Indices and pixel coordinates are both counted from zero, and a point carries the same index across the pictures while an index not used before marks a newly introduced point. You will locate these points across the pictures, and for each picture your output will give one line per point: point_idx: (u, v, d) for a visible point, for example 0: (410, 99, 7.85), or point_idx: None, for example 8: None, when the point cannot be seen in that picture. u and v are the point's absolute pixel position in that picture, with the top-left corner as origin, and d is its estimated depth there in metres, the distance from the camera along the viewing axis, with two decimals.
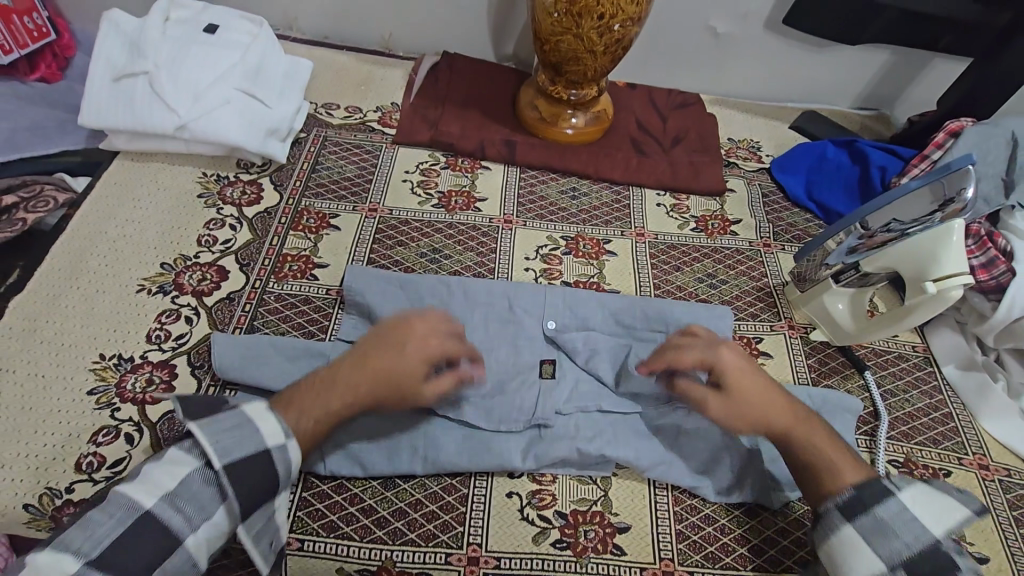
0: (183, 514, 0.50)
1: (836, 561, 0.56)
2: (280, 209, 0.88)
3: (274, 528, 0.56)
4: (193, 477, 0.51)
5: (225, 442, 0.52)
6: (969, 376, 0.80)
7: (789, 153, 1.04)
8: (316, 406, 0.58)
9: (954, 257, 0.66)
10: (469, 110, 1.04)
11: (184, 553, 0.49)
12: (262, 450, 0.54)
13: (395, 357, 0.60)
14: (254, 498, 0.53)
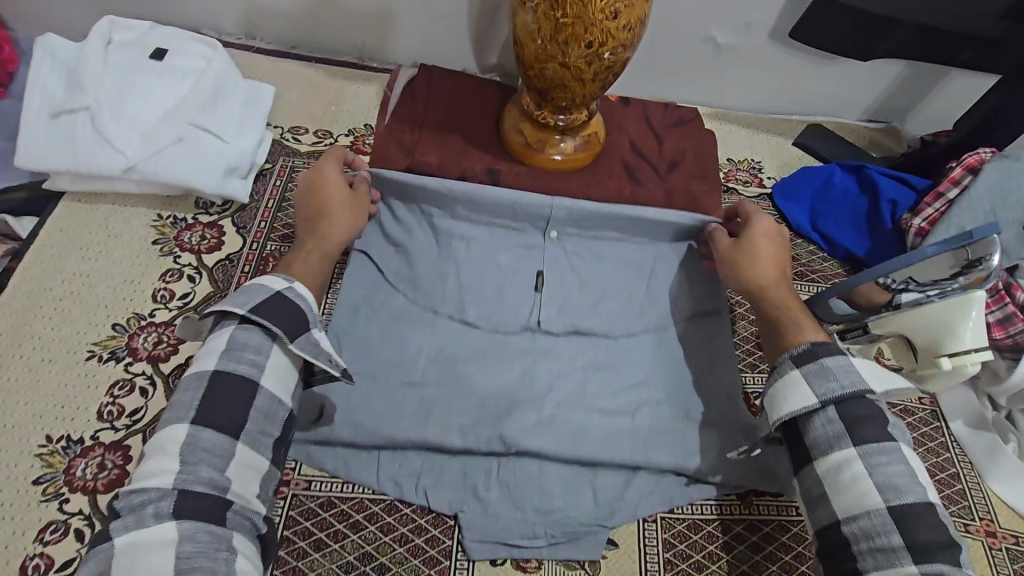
0: (246, 363, 0.56)
1: (779, 398, 0.60)
2: (242, 256, 0.81)
3: (326, 351, 0.61)
4: (239, 334, 0.57)
5: (239, 297, 0.58)
6: (979, 436, 0.76)
7: (792, 177, 0.97)
8: (301, 259, 0.69)
9: (974, 333, 0.62)
10: (448, 134, 0.96)
11: (266, 394, 0.57)
12: (272, 292, 0.59)
13: (342, 195, 0.73)
14: (289, 325, 0.58)
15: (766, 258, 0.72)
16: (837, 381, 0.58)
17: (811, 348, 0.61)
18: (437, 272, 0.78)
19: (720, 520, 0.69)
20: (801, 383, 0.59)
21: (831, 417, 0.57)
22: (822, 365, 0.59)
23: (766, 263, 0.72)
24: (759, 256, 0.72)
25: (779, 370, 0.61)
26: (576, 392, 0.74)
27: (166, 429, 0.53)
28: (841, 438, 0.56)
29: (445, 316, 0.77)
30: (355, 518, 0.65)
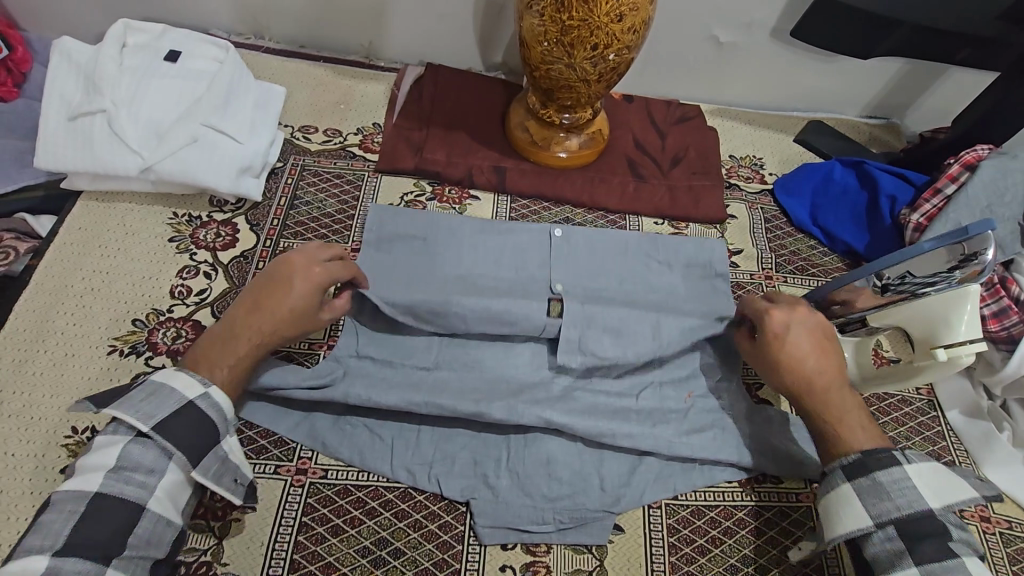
0: (135, 485, 0.55)
1: (832, 515, 0.60)
2: (256, 253, 0.84)
3: (232, 467, 0.62)
4: (131, 451, 0.56)
5: (144, 410, 0.57)
6: (973, 424, 0.78)
7: (793, 174, 0.99)
8: (228, 354, 0.63)
9: (969, 326, 0.64)
10: (456, 131, 0.98)
11: (153, 516, 0.56)
12: (185, 403, 0.58)
13: (287, 293, 0.65)
14: (194, 445, 0.58)
15: (817, 350, 0.67)
16: (890, 499, 0.58)
17: (862, 457, 0.61)
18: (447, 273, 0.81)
19: (723, 506, 0.72)
20: (853, 498, 0.59)
21: (889, 533, 0.57)
22: (875, 479, 0.59)
23: (820, 358, 0.67)
24: (811, 349, 0.67)
25: (831, 482, 0.62)
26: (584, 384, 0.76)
27: (20, 557, 0.50)
28: (899, 557, 0.56)
29: None
30: (372, 505, 0.68)
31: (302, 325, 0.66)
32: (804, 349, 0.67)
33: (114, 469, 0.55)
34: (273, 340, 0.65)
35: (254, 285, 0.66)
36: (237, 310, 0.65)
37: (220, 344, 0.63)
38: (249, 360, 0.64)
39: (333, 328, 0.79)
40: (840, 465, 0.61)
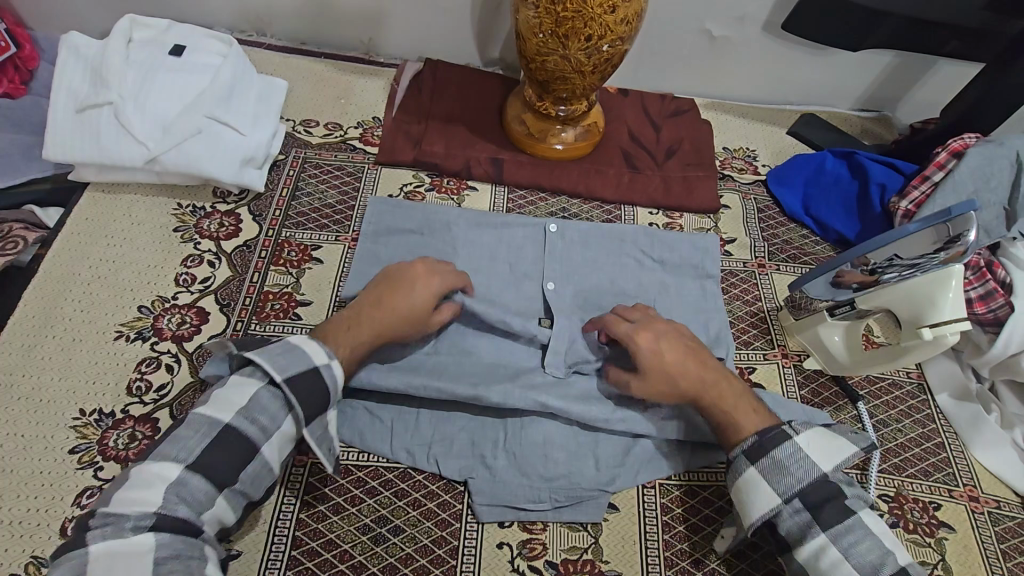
0: (257, 427, 0.59)
1: (745, 496, 0.63)
2: (259, 242, 0.85)
3: (328, 437, 0.65)
4: (261, 396, 0.60)
5: (280, 362, 0.61)
6: (962, 407, 0.79)
7: (786, 164, 1.01)
8: (349, 336, 0.67)
9: (954, 305, 0.66)
10: (454, 125, 0.99)
11: (262, 460, 0.59)
12: (311, 366, 0.62)
13: (408, 293, 0.70)
14: (309, 404, 0.62)
15: (682, 362, 0.68)
16: (790, 473, 0.61)
17: (759, 438, 0.64)
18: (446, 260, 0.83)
19: (715, 486, 0.73)
20: (760, 480, 0.62)
21: (797, 506, 0.60)
22: (774, 457, 0.62)
23: (687, 366, 0.68)
24: (675, 362, 0.68)
25: (737, 467, 0.64)
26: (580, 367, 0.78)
27: (157, 461, 0.55)
28: (808, 526, 0.59)
29: None
30: (372, 484, 0.69)
31: (416, 325, 0.70)
32: (675, 365, 0.68)
33: (245, 409, 0.59)
34: (390, 332, 0.69)
35: (382, 283, 0.72)
36: (365, 302, 0.70)
37: (345, 328, 0.67)
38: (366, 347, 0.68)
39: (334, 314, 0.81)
40: (743, 453, 0.64)
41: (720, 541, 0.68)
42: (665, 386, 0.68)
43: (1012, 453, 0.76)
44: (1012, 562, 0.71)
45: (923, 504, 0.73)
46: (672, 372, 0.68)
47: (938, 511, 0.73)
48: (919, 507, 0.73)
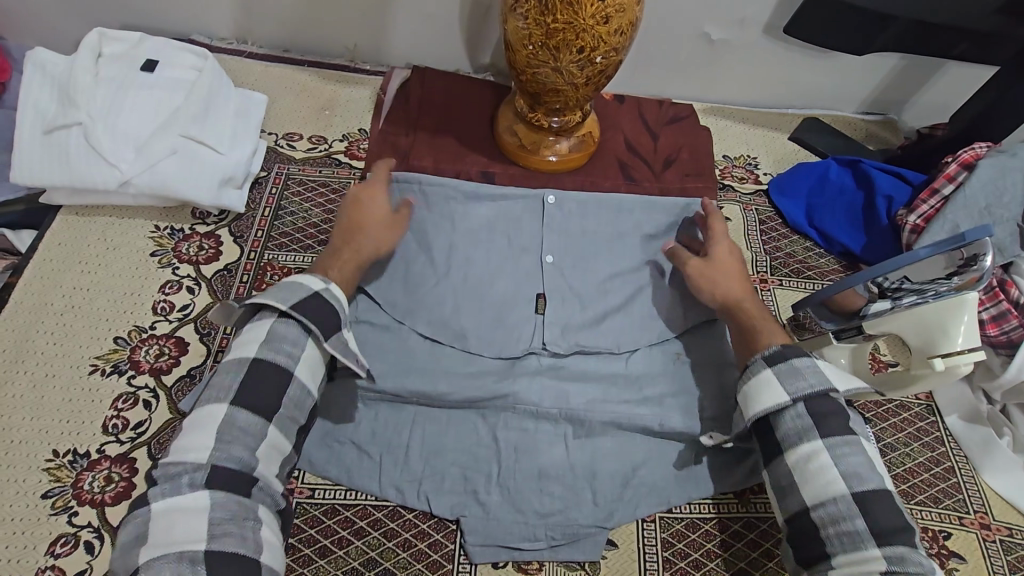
0: (284, 355, 0.58)
1: (752, 398, 0.63)
2: (240, 265, 0.82)
3: (355, 353, 0.63)
4: (277, 326, 0.59)
5: (283, 294, 0.60)
6: (973, 430, 0.77)
7: (788, 173, 0.97)
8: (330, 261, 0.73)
9: (966, 333, 0.63)
10: (444, 137, 0.96)
11: (298, 385, 0.59)
12: (312, 295, 0.61)
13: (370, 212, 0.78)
14: (326, 326, 0.61)
15: (724, 274, 0.77)
16: (804, 379, 0.61)
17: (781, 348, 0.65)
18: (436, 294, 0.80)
19: (716, 518, 0.71)
20: (770, 378, 0.62)
21: (800, 412, 0.60)
22: (792, 364, 0.62)
23: (731, 281, 0.77)
24: (711, 271, 0.77)
25: (752, 370, 0.64)
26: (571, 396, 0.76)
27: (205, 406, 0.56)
28: (808, 431, 0.59)
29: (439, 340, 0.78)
30: (359, 525, 0.66)
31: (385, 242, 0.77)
32: (720, 265, 0.78)
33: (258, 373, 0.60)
34: (371, 243, 0.75)
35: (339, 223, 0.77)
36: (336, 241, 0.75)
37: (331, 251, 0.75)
38: (355, 261, 0.74)
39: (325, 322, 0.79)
40: (759, 356, 0.65)
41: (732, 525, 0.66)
42: (706, 288, 0.76)
43: None
44: None
45: (933, 534, 0.71)
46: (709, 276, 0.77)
47: (949, 541, 0.70)
48: (929, 537, 0.71)
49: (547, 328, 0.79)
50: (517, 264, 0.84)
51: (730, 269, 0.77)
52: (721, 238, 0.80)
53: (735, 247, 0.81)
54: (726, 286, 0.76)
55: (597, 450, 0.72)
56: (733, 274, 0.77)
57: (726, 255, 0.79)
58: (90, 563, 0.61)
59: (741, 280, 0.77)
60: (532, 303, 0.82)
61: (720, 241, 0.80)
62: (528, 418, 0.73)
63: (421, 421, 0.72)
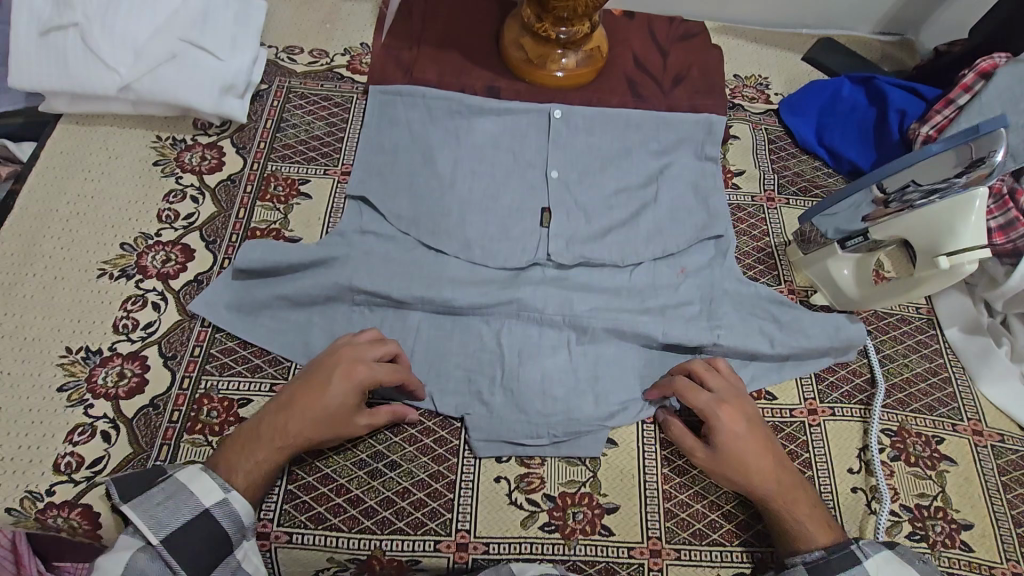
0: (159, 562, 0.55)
1: None
2: (244, 176, 0.82)
3: None
4: (140, 557, 0.55)
5: (162, 517, 0.56)
6: (972, 341, 0.77)
7: (800, 92, 0.95)
8: (274, 426, 0.60)
9: (974, 231, 0.63)
10: (448, 51, 0.93)
11: None
12: (200, 511, 0.57)
13: (321, 394, 0.61)
14: (207, 556, 0.57)
15: (746, 456, 0.63)
16: None
17: (826, 553, 0.61)
18: (441, 208, 0.80)
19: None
20: None
21: None
22: None
23: (759, 466, 0.63)
24: (718, 468, 0.64)
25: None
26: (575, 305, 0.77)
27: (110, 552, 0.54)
28: None
29: (442, 251, 0.78)
30: None
31: (339, 424, 0.61)
32: (745, 458, 0.63)
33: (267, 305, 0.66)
34: (335, 422, 0.61)
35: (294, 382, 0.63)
36: (271, 415, 0.61)
37: (257, 439, 0.60)
38: (287, 444, 0.60)
39: (327, 228, 0.80)
40: (803, 564, 0.61)
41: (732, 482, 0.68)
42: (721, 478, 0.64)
43: (1019, 386, 0.75)
44: (1012, 493, 0.71)
45: (925, 438, 0.73)
46: (721, 472, 0.64)
47: (941, 445, 0.72)
48: (921, 441, 0.72)
49: (552, 240, 0.79)
50: (522, 178, 0.84)
51: (753, 457, 0.63)
52: (715, 416, 0.65)
53: (740, 392, 0.67)
54: (766, 465, 0.63)
55: (599, 356, 0.73)
56: (759, 462, 0.63)
57: (738, 433, 0.64)
58: (108, 451, 0.63)
59: (772, 466, 0.63)
60: (536, 216, 0.81)
61: (712, 403, 0.66)
62: (532, 325, 0.74)
63: (426, 326, 0.73)
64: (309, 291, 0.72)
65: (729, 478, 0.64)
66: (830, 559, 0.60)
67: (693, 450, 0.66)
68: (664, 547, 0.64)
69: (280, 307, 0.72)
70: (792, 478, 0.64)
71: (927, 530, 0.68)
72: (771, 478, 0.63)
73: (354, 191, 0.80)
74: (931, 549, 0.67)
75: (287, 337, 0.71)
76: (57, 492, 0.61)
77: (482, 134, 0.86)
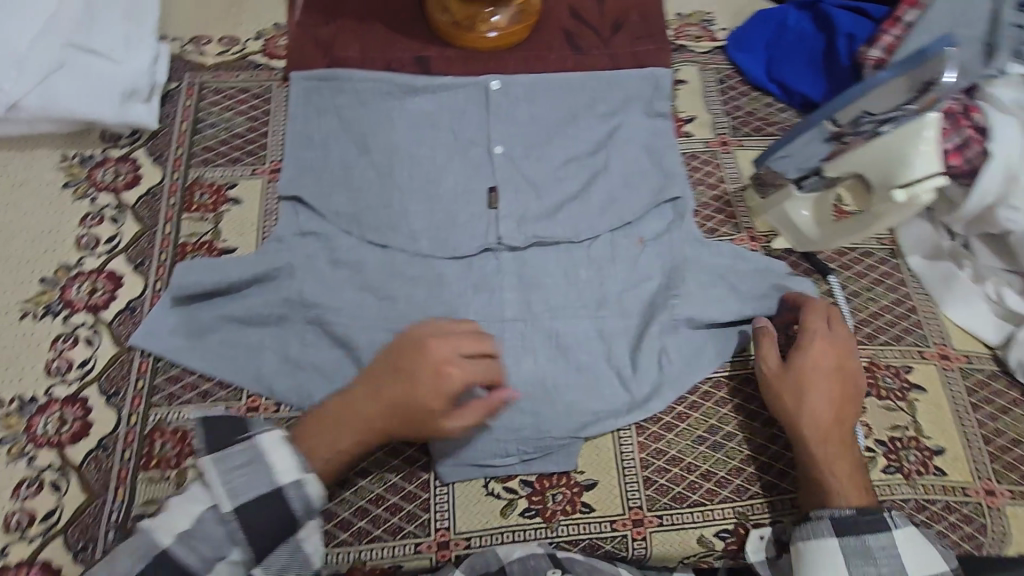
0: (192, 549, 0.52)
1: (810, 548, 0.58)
2: (165, 188, 0.76)
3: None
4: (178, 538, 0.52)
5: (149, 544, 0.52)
6: (935, 267, 0.77)
7: (746, 25, 0.90)
8: (354, 414, 0.57)
9: (925, 159, 0.60)
10: (368, 23, 0.86)
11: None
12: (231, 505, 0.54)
13: (412, 388, 0.56)
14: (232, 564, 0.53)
15: (814, 393, 0.64)
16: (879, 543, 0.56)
17: (858, 512, 0.59)
18: (381, 199, 0.75)
19: (730, 384, 0.71)
20: (835, 549, 0.58)
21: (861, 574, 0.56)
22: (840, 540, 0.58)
23: (842, 402, 0.64)
24: (823, 409, 0.64)
25: (815, 528, 0.59)
26: (534, 284, 0.74)
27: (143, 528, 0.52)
28: None
29: (389, 244, 0.74)
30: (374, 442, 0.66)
31: (433, 420, 0.57)
32: (820, 395, 0.64)
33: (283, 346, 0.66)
34: (422, 419, 0.57)
35: (386, 361, 0.58)
36: (362, 399, 0.57)
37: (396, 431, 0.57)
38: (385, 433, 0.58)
39: (263, 234, 0.75)
40: (830, 516, 0.59)
41: (704, 441, 0.68)
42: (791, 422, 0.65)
43: (984, 307, 0.75)
44: (981, 413, 0.71)
45: (895, 370, 0.73)
46: (819, 414, 0.63)
47: (910, 375, 0.73)
48: (891, 373, 0.73)
49: (502, 219, 0.76)
50: (465, 157, 0.79)
51: (842, 398, 0.65)
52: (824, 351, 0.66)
53: (843, 334, 0.67)
54: (818, 406, 0.64)
55: (563, 333, 0.71)
56: (841, 405, 0.64)
57: (850, 371, 0.66)
58: (61, 501, 0.61)
59: (832, 415, 0.64)
60: (484, 197, 0.77)
61: (817, 339, 0.66)
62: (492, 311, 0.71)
63: (381, 325, 0.70)
64: (251, 306, 0.68)
65: (810, 416, 0.64)
66: (861, 516, 0.58)
67: (790, 396, 0.65)
68: (646, 516, 0.64)
69: (224, 327, 0.68)
70: (846, 435, 0.64)
71: (902, 461, 0.68)
72: (836, 424, 0.63)
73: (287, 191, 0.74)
74: (906, 478, 0.68)
75: (235, 356, 0.67)
76: (13, 551, 0.58)
77: (417, 114, 0.80)
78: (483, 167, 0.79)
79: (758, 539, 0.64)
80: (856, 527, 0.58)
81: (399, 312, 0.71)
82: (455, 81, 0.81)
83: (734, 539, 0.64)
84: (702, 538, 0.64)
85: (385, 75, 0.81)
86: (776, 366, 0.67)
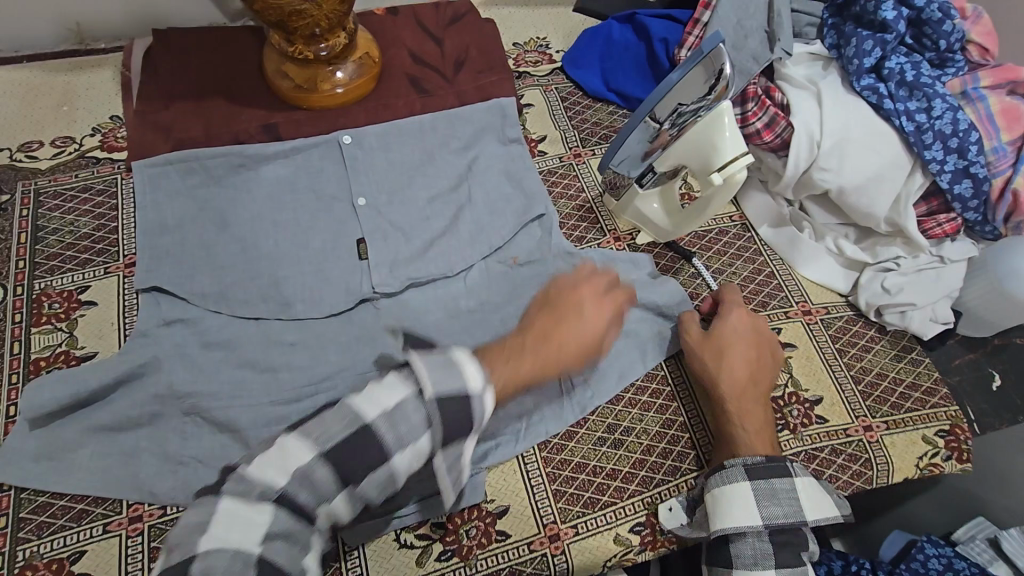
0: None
1: (719, 500, 0.63)
2: (9, 306, 0.72)
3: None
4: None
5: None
6: (781, 233, 0.84)
7: (577, 44, 0.97)
8: (544, 333, 0.68)
9: (733, 142, 0.67)
10: (207, 100, 0.85)
11: None
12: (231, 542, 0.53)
13: (580, 321, 0.69)
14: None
15: (734, 354, 0.71)
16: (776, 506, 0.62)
17: (767, 461, 0.64)
18: (247, 273, 0.74)
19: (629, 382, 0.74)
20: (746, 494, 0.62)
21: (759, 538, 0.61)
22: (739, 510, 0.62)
23: (750, 360, 0.71)
24: (731, 367, 0.70)
25: (729, 475, 0.64)
26: (416, 325, 0.75)
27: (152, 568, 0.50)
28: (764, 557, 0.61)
29: (261, 317, 0.73)
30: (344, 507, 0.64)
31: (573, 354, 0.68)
32: (731, 351, 0.71)
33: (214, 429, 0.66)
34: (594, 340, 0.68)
35: (544, 306, 0.71)
36: (542, 318, 0.69)
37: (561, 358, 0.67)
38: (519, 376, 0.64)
39: (125, 332, 0.72)
40: (743, 462, 0.64)
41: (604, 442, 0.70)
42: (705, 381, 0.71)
43: (830, 260, 0.82)
44: (847, 356, 0.77)
45: None
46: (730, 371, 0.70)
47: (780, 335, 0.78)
48: None
49: (374, 269, 0.76)
50: (329, 214, 0.79)
51: (751, 360, 0.71)
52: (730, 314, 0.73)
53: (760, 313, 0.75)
54: (736, 364, 0.71)
55: None
56: (749, 365, 0.71)
57: (755, 337, 0.73)
58: None
59: (746, 375, 0.70)
60: (352, 250, 0.77)
61: (735, 311, 0.73)
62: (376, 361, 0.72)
63: (266, 400, 0.69)
64: (119, 411, 0.65)
65: (722, 375, 0.70)
66: (771, 465, 0.64)
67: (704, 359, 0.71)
68: (560, 529, 0.65)
69: (92, 439, 0.65)
70: (758, 392, 0.70)
71: (787, 417, 0.73)
72: (748, 381, 0.70)
73: (143, 284, 0.72)
74: (793, 433, 0.72)
75: (108, 466, 0.64)
76: None
77: (272, 182, 0.79)
78: (346, 221, 0.79)
79: (669, 511, 0.67)
80: (762, 473, 0.63)
81: (282, 383, 0.70)
82: (307, 141, 0.81)
83: (649, 530, 0.66)
84: (619, 538, 0.65)
85: (231, 148, 0.79)
86: (696, 332, 0.73)
